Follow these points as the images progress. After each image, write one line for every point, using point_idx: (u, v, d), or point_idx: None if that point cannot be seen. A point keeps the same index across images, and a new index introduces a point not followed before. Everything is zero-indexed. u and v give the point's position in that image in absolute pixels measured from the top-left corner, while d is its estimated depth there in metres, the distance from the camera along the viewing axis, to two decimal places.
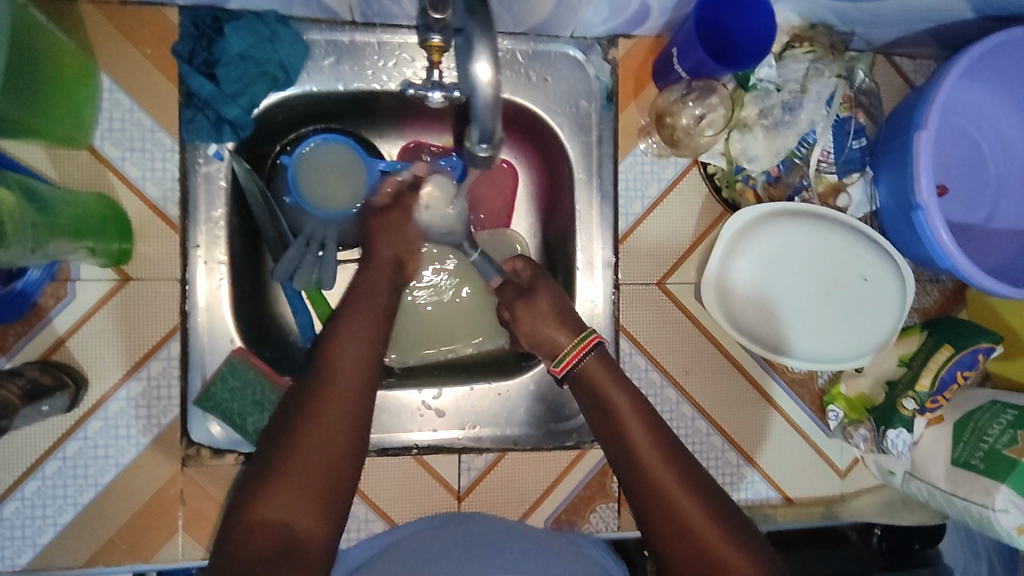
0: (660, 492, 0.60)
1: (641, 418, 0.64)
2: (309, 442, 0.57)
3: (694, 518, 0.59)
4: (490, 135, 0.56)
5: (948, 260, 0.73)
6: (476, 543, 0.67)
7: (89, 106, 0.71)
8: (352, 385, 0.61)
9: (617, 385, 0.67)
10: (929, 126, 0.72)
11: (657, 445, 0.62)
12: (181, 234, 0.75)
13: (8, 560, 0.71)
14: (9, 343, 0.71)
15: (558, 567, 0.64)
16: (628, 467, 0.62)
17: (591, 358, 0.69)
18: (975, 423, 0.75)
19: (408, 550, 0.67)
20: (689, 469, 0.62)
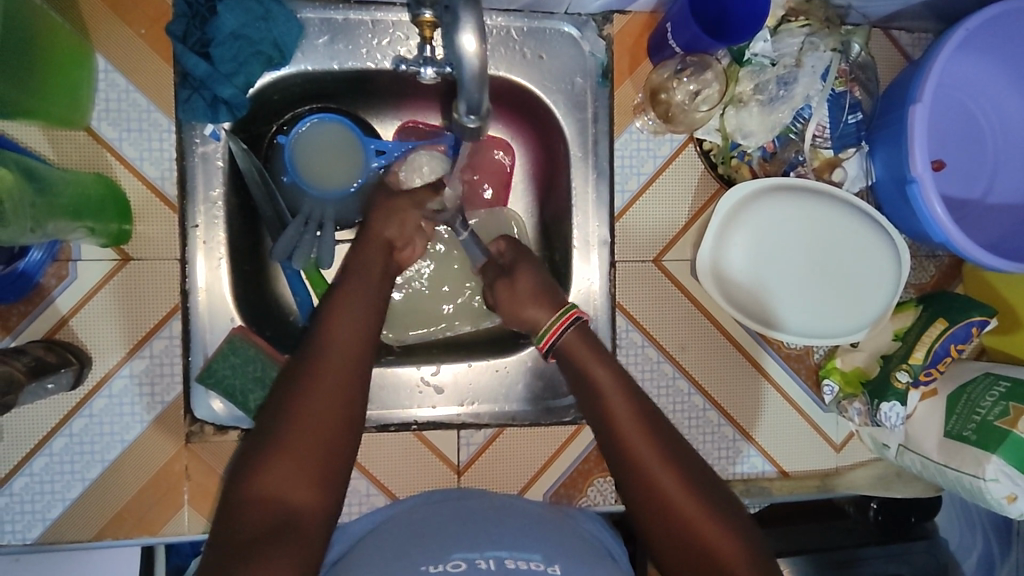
0: (639, 468, 0.61)
1: (622, 395, 0.65)
2: (308, 418, 0.58)
3: (671, 491, 0.60)
4: (477, 107, 0.57)
5: (943, 234, 0.73)
6: (471, 518, 0.68)
7: (85, 87, 0.71)
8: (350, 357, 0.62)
9: (600, 360, 0.68)
10: (923, 99, 0.72)
11: (639, 421, 0.64)
12: (180, 214, 0.76)
13: (19, 533, 0.73)
14: (14, 323, 0.72)
15: (554, 542, 0.65)
16: (610, 443, 0.64)
17: (571, 333, 0.69)
18: (967, 397, 0.75)
19: (405, 527, 0.68)
20: (670, 444, 0.63)
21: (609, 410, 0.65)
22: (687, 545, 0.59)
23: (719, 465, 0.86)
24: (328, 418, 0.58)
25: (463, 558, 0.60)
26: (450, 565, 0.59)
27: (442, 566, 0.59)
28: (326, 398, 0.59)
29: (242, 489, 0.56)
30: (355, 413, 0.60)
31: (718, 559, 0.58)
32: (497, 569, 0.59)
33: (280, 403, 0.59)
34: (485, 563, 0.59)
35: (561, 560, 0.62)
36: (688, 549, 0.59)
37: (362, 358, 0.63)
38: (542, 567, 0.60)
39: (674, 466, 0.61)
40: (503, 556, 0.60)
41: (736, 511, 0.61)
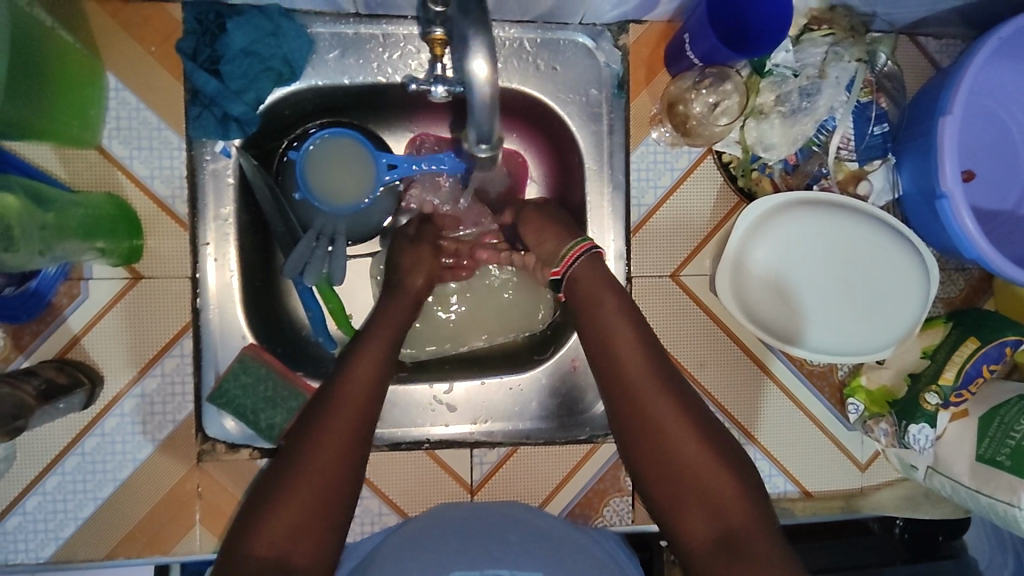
0: (637, 399, 0.65)
1: (629, 333, 0.68)
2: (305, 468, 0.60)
3: (669, 427, 0.64)
4: (489, 135, 0.54)
5: (974, 251, 0.70)
6: (475, 534, 0.67)
7: (96, 106, 0.71)
8: (359, 410, 0.64)
9: (604, 285, 0.70)
10: (954, 111, 0.69)
11: (640, 349, 0.67)
12: (190, 232, 0.75)
13: (32, 552, 0.73)
14: (27, 342, 0.72)
15: (557, 556, 0.65)
16: (612, 381, 0.66)
17: (581, 264, 0.71)
18: (1000, 419, 0.71)
19: (407, 544, 0.68)
20: (670, 377, 0.66)
21: (614, 347, 0.67)
22: (682, 480, 0.63)
23: None
24: (331, 472, 0.60)
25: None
26: None
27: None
28: (331, 454, 0.61)
29: (246, 543, 0.57)
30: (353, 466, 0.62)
31: (710, 493, 0.62)
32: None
33: (285, 461, 0.61)
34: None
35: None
36: (683, 483, 0.62)
37: (368, 408, 0.64)
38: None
39: (675, 406, 0.65)
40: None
41: (730, 453, 0.64)
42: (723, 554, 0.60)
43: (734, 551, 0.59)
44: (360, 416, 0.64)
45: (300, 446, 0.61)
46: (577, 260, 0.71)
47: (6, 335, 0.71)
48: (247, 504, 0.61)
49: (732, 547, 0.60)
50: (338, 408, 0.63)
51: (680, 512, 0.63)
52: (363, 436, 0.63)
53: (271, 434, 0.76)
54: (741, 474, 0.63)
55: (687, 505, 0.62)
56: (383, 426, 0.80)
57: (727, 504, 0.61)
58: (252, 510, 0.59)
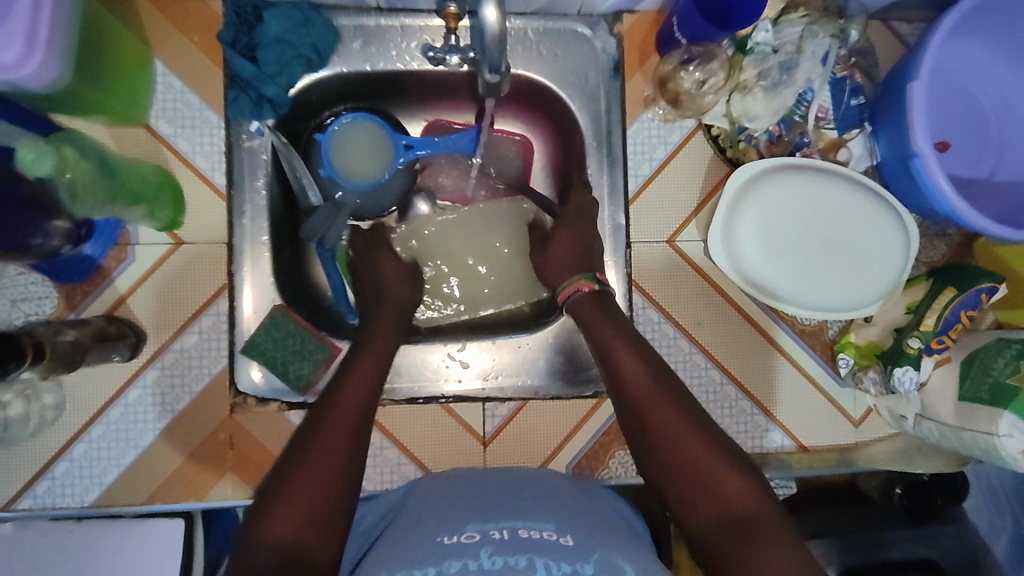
0: (643, 403, 0.69)
1: (626, 342, 0.74)
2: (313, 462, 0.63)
3: (671, 422, 0.68)
4: (497, 66, 0.62)
5: (949, 207, 0.76)
6: (484, 496, 0.71)
7: (145, 89, 0.80)
8: (357, 411, 0.69)
9: (605, 310, 0.77)
10: (921, 77, 0.75)
11: (643, 360, 0.72)
12: (228, 202, 0.83)
13: (77, 497, 0.79)
14: (78, 301, 0.79)
15: (568, 515, 0.67)
16: (614, 383, 0.72)
17: (585, 294, 0.79)
18: (981, 360, 0.76)
19: (420, 506, 0.72)
20: (671, 386, 0.71)
21: (615, 356, 0.73)
22: (686, 472, 0.65)
23: (739, 439, 0.89)
24: (336, 468, 0.63)
25: (476, 529, 0.63)
26: (465, 536, 0.62)
27: (457, 536, 0.62)
28: (335, 451, 0.64)
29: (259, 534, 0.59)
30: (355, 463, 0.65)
31: (714, 482, 0.64)
32: (511, 537, 0.61)
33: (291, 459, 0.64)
34: (499, 533, 0.62)
35: (573, 532, 0.63)
36: (688, 475, 0.65)
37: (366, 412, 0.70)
38: (553, 537, 0.62)
39: (674, 403, 0.69)
40: (515, 526, 0.63)
41: (732, 446, 0.67)
42: (733, 538, 0.61)
43: (743, 533, 0.61)
44: (359, 417, 0.68)
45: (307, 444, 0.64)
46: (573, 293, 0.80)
47: (59, 295, 0.79)
48: (254, 502, 0.63)
49: (739, 530, 0.61)
50: (338, 412, 0.68)
51: (690, 507, 0.65)
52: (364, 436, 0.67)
53: (298, 385, 0.83)
54: (743, 463, 0.66)
55: (698, 499, 0.64)
56: (401, 382, 0.87)
57: (731, 492, 0.63)
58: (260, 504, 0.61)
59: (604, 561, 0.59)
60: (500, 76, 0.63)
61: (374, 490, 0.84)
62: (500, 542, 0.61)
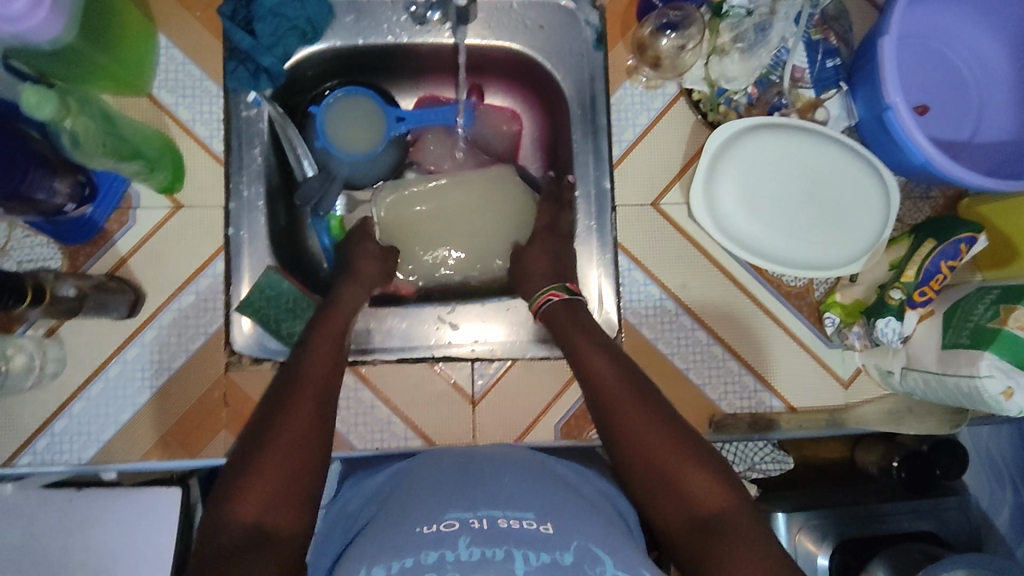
0: (610, 406, 0.71)
1: (597, 350, 0.75)
2: (278, 441, 0.62)
3: (641, 424, 0.68)
4: None
5: (923, 157, 0.78)
6: (467, 481, 0.65)
7: (148, 60, 0.84)
8: (320, 393, 0.68)
9: (573, 319, 0.79)
10: (891, 32, 0.77)
11: (610, 365, 0.74)
12: (225, 167, 0.86)
13: (76, 453, 0.81)
14: (81, 262, 0.82)
15: (553, 501, 0.62)
16: (587, 390, 0.74)
17: (556, 303, 0.81)
18: (961, 310, 0.76)
19: (409, 492, 0.65)
20: (637, 388, 0.72)
21: (586, 363, 0.75)
22: (653, 474, 0.66)
23: (727, 399, 0.89)
24: (300, 450, 0.63)
25: (456, 517, 0.57)
26: (443, 524, 0.56)
27: (436, 525, 0.56)
28: (298, 434, 0.63)
29: (224, 514, 0.58)
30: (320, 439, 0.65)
31: (683, 483, 0.64)
32: (491, 527, 0.56)
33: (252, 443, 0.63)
34: (478, 522, 0.56)
35: (555, 518, 0.58)
36: (656, 476, 0.66)
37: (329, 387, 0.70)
38: (533, 526, 0.57)
39: (643, 407, 0.70)
40: (495, 515, 0.58)
41: (702, 444, 0.67)
42: (701, 538, 0.61)
43: (711, 533, 0.61)
44: (322, 400, 0.68)
45: (269, 429, 0.64)
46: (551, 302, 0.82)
47: (63, 256, 0.81)
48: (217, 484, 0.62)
49: (707, 530, 0.61)
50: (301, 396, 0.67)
51: (659, 508, 0.65)
52: (329, 420, 0.67)
53: (290, 341, 0.85)
54: (713, 461, 0.66)
55: (665, 501, 0.65)
56: (392, 343, 0.88)
57: (700, 492, 0.63)
58: (226, 487, 0.60)
59: (584, 549, 0.55)
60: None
61: (366, 448, 0.85)
62: (480, 532, 0.55)
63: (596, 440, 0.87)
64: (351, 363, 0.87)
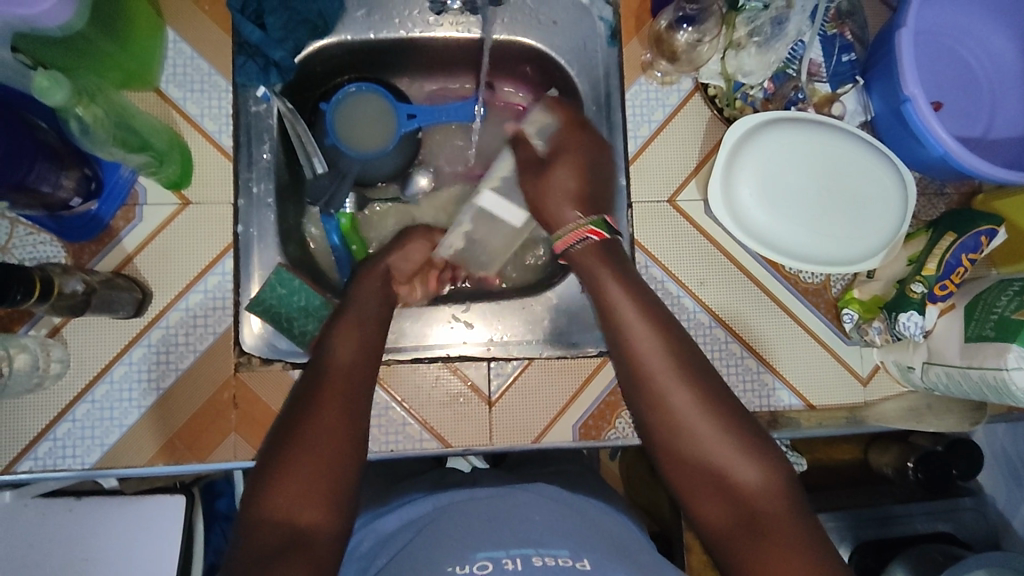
0: (655, 387, 0.68)
1: (651, 331, 0.70)
2: (309, 437, 0.63)
3: (696, 417, 0.66)
4: None
5: (942, 148, 0.78)
6: (497, 520, 0.64)
7: (157, 53, 0.82)
8: (348, 389, 0.68)
9: (610, 275, 0.74)
10: (908, 24, 0.77)
11: (656, 341, 0.70)
12: (234, 162, 0.84)
13: (78, 458, 0.78)
14: (86, 260, 0.79)
15: (580, 536, 0.62)
16: (632, 373, 0.70)
17: (584, 246, 0.77)
18: (983, 302, 0.76)
19: (445, 522, 0.65)
20: (684, 370, 0.68)
21: (636, 346, 0.70)
22: (698, 463, 0.66)
23: (746, 397, 0.88)
24: (325, 450, 0.63)
25: (488, 557, 0.58)
26: (476, 566, 0.57)
27: (467, 567, 0.57)
28: (325, 434, 0.64)
29: (255, 509, 0.60)
30: (354, 431, 0.65)
31: (735, 480, 0.64)
32: (524, 568, 0.57)
33: (279, 446, 0.64)
34: (511, 563, 0.57)
35: (591, 556, 0.59)
36: (701, 465, 0.65)
37: (364, 380, 0.70)
38: (569, 563, 0.57)
39: (698, 398, 0.67)
40: (528, 554, 0.59)
41: (756, 441, 0.66)
42: (743, 532, 0.63)
43: (754, 530, 0.62)
44: (349, 398, 0.67)
45: (295, 430, 0.64)
46: (574, 244, 0.78)
47: (67, 254, 0.79)
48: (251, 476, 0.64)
49: (752, 528, 0.62)
50: (330, 394, 0.67)
51: (699, 495, 0.66)
52: (359, 416, 0.67)
53: (302, 341, 0.83)
54: (766, 457, 0.65)
55: (707, 488, 0.65)
56: (405, 343, 0.87)
57: (752, 491, 0.64)
58: (256, 482, 0.62)
59: None
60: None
61: (380, 450, 0.83)
62: (513, 573, 0.56)
63: (614, 440, 0.85)
64: None
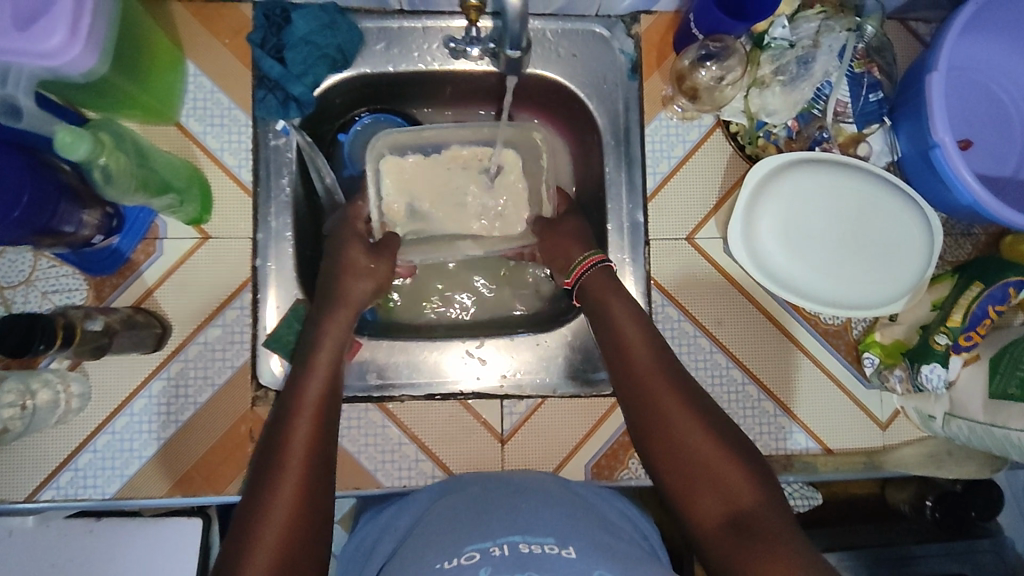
0: (646, 388, 0.67)
1: (641, 335, 0.71)
2: (283, 491, 0.61)
3: (681, 415, 0.65)
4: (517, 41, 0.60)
5: (971, 196, 0.76)
6: (490, 508, 0.65)
7: (178, 87, 0.83)
8: (319, 408, 0.68)
9: (615, 295, 0.75)
10: (940, 68, 0.75)
11: (648, 346, 0.70)
12: (254, 198, 0.84)
13: (99, 488, 0.79)
14: (106, 294, 0.80)
15: (569, 523, 0.62)
16: (625, 376, 0.69)
17: (596, 272, 0.77)
18: (1009, 356, 0.74)
19: (434, 523, 0.66)
20: (675, 374, 0.68)
21: (627, 348, 0.70)
22: (688, 464, 0.63)
23: (763, 440, 0.87)
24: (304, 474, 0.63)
25: (475, 548, 0.58)
26: (464, 557, 0.57)
27: (456, 560, 0.57)
28: (300, 456, 0.64)
29: None
30: (323, 481, 0.64)
31: (721, 477, 0.61)
32: (511, 553, 0.56)
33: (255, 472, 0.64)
34: (498, 550, 0.57)
35: (576, 544, 0.59)
36: (692, 467, 0.62)
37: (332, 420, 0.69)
38: (555, 550, 0.57)
39: (683, 398, 0.66)
40: (515, 541, 0.58)
41: (740, 442, 0.64)
42: (734, 535, 0.58)
43: (745, 531, 0.58)
44: (317, 445, 0.65)
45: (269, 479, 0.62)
46: (590, 270, 0.77)
47: (88, 287, 0.80)
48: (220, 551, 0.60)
49: (742, 529, 0.58)
50: (300, 417, 0.67)
51: (691, 497, 0.62)
52: (329, 464, 0.66)
53: None
54: (751, 459, 0.63)
55: (699, 489, 0.62)
56: (419, 378, 0.87)
57: (738, 487, 0.61)
58: (227, 551, 0.59)
59: None
60: (521, 53, 0.63)
61: (393, 486, 0.83)
62: (500, 560, 0.56)
63: (627, 481, 0.85)
64: (377, 400, 0.85)
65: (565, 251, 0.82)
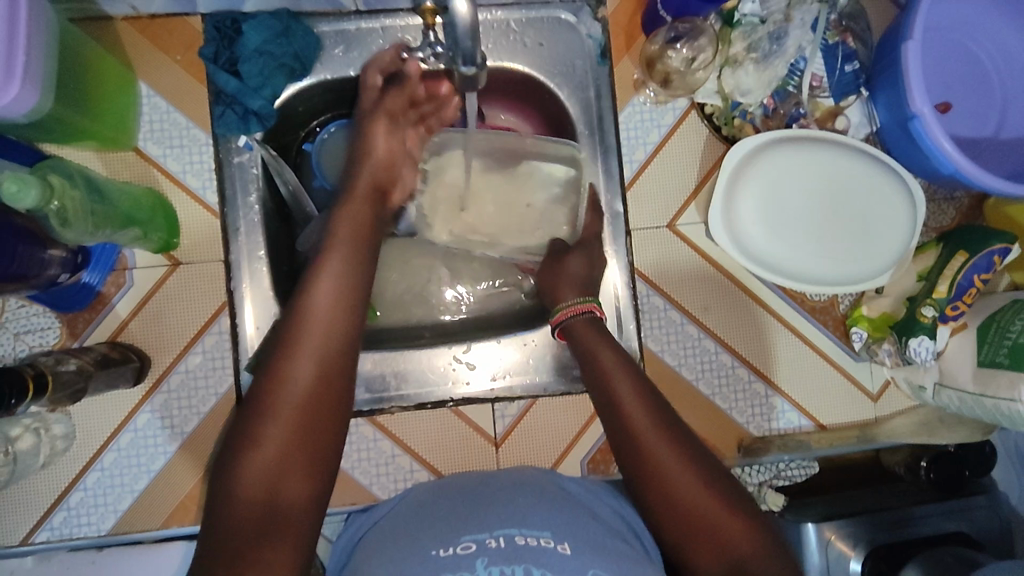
0: (640, 441, 0.63)
1: (626, 377, 0.67)
2: (291, 385, 0.57)
3: (674, 474, 0.61)
4: (473, 58, 0.58)
5: (952, 165, 0.74)
6: (482, 500, 0.64)
7: (131, 111, 0.80)
8: (344, 303, 0.62)
9: (603, 342, 0.70)
10: (915, 36, 0.73)
11: (639, 397, 0.65)
12: (221, 219, 0.81)
13: (94, 525, 0.78)
14: (80, 329, 0.79)
15: (564, 519, 0.61)
16: (617, 423, 0.64)
17: (580, 320, 0.73)
18: (997, 324, 0.75)
19: (422, 514, 0.64)
20: (669, 423, 0.64)
21: (618, 403, 0.65)
22: (685, 520, 0.60)
23: (755, 421, 0.87)
24: (301, 430, 0.56)
25: (472, 538, 0.57)
26: (460, 547, 0.56)
27: (452, 548, 0.56)
28: (302, 393, 0.57)
29: (233, 488, 0.54)
30: (340, 377, 0.59)
31: (718, 533, 0.59)
32: (507, 546, 0.56)
33: (247, 410, 0.57)
34: (495, 542, 0.56)
35: (573, 539, 0.58)
36: (693, 523, 0.60)
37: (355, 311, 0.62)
38: (551, 545, 0.56)
39: (680, 451, 0.62)
40: (511, 533, 0.57)
41: (733, 487, 0.62)
42: None
43: None
44: (334, 335, 0.60)
45: (280, 364, 0.58)
46: (574, 318, 0.73)
47: (61, 325, 0.78)
48: (220, 448, 0.57)
49: None
50: (305, 349, 0.58)
51: (689, 546, 0.60)
52: (349, 355, 0.60)
53: None
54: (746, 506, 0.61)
55: (698, 544, 0.60)
56: (409, 389, 0.85)
57: (735, 540, 0.59)
58: (230, 451, 0.56)
59: None
60: (476, 69, 0.60)
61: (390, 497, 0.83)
62: (496, 552, 0.55)
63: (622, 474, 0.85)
64: (367, 414, 0.84)
65: (555, 291, 0.77)
